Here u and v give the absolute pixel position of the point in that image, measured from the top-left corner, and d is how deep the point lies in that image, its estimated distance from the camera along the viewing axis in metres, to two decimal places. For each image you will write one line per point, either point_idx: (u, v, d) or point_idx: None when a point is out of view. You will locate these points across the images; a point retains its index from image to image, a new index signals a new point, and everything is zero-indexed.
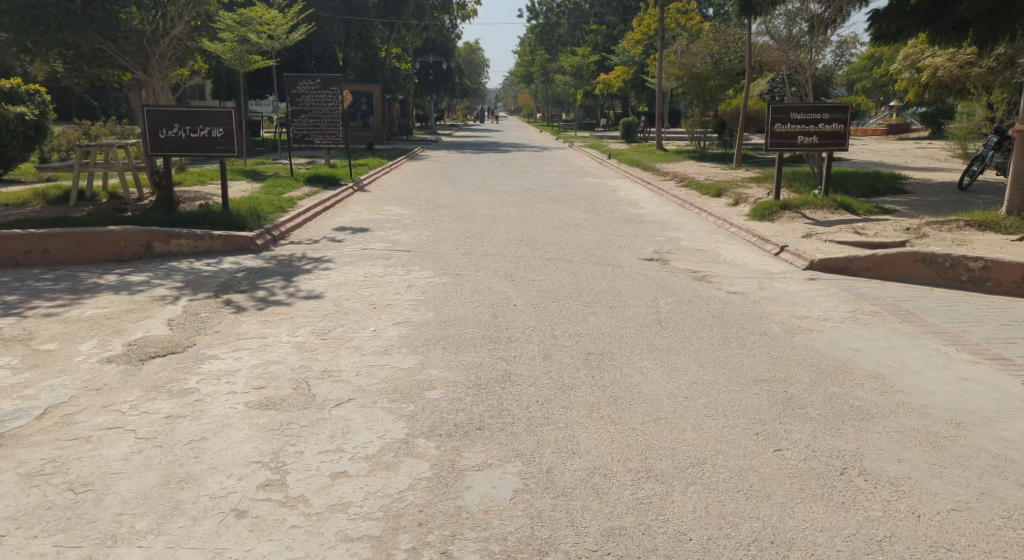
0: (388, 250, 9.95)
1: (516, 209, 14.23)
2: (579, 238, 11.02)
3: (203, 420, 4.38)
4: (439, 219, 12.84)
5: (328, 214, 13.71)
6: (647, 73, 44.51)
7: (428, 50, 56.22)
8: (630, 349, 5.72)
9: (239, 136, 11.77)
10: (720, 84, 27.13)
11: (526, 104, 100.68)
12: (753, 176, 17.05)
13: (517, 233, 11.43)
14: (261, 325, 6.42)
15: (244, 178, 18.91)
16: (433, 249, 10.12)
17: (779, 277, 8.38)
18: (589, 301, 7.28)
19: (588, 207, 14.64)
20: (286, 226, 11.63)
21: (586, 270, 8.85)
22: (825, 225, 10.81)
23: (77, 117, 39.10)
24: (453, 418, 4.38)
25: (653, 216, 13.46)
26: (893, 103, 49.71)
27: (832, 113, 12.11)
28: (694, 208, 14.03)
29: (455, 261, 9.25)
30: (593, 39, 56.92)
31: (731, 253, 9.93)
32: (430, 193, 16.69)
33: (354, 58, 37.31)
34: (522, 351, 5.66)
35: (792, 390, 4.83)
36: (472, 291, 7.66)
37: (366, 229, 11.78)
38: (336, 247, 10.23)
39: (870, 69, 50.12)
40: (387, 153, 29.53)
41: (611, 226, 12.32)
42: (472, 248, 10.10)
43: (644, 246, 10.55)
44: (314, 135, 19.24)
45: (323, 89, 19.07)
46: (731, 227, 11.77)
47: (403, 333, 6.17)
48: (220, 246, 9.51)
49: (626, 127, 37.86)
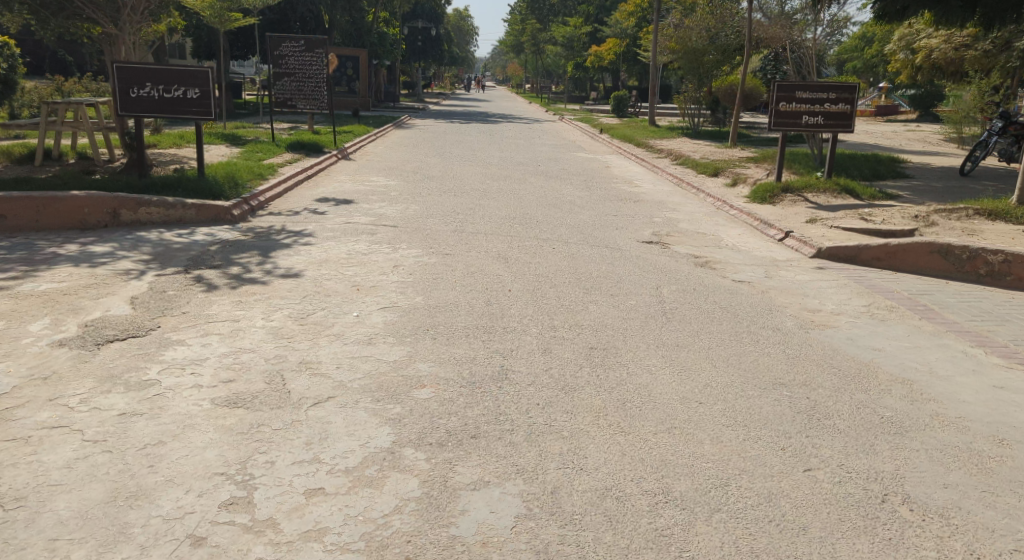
0: (373, 225, 9.41)
1: (508, 184, 13.70)
2: (574, 217, 10.52)
3: (162, 419, 3.88)
4: (427, 193, 12.29)
5: (311, 183, 13.14)
6: (640, 47, 43.75)
7: (416, 15, 55.02)
8: (635, 344, 5.28)
9: (216, 100, 11.17)
10: (716, 59, 26.53)
11: (516, 74, 99.48)
12: (751, 156, 16.60)
13: (509, 210, 10.93)
14: (233, 307, 5.90)
15: (224, 142, 18.19)
16: (421, 225, 9.60)
17: (785, 265, 7.97)
18: (589, 288, 6.83)
19: (581, 184, 14.14)
20: (266, 196, 11.04)
21: (583, 253, 8.40)
22: (829, 210, 10.41)
23: (52, 72, 37.91)
24: (445, 424, 3.93)
25: (650, 195, 12.98)
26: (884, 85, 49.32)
27: (839, 93, 11.62)
28: (691, 188, 13.57)
29: (444, 239, 8.74)
30: (586, 9, 55.85)
31: (733, 237, 9.52)
32: (417, 164, 16.09)
33: (340, 21, 36.24)
34: (519, 344, 5.21)
35: (815, 396, 4.41)
36: (463, 273, 7.18)
37: (351, 201, 11.22)
38: (318, 220, 9.67)
39: (863, 48, 49.48)
40: (373, 120, 28.77)
41: (606, 205, 11.84)
42: (462, 225, 9.60)
43: (642, 228, 10.10)
44: (298, 99, 18.50)
45: (307, 51, 18.29)
46: (731, 210, 11.33)
47: (389, 320, 5.70)
48: (193, 216, 8.91)
49: (617, 101, 37.19)
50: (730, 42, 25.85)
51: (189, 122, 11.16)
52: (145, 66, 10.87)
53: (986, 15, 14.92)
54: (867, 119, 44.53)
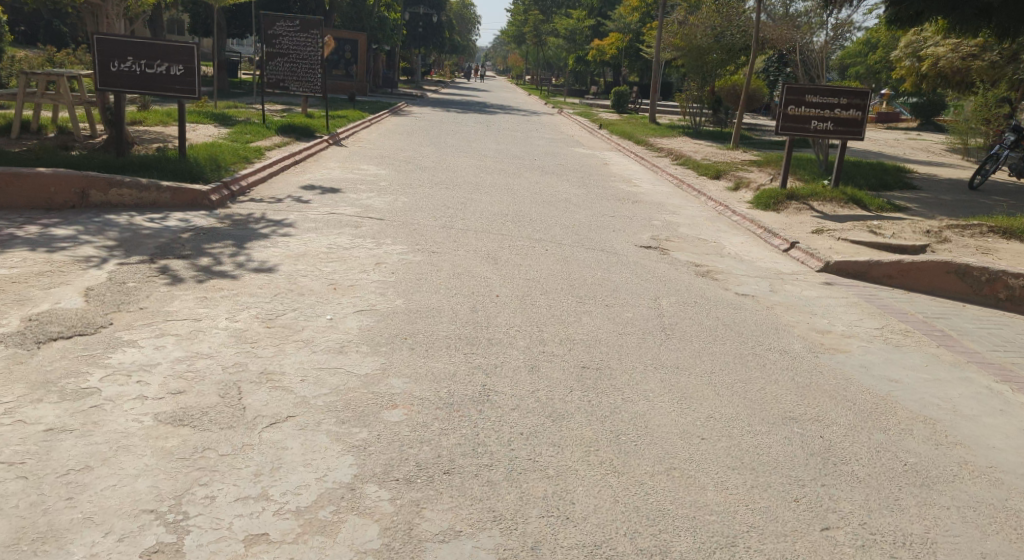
0: (358, 217, 8.93)
1: (503, 178, 13.23)
2: (570, 217, 10.06)
3: (93, 438, 3.39)
4: (418, 184, 11.81)
5: (298, 169, 12.63)
6: (643, 43, 43.20)
7: (418, 1, 54.33)
8: (631, 365, 4.84)
9: (201, 78, 10.65)
10: (720, 58, 26.02)
11: (516, 64, 98.78)
12: (753, 159, 16.16)
13: (501, 206, 10.46)
14: (197, 303, 5.41)
15: (212, 122, 17.63)
16: (408, 219, 9.13)
17: (791, 279, 7.55)
18: (583, 296, 6.38)
19: (578, 181, 13.68)
20: (249, 180, 10.53)
21: (578, 256, 7.95)
22: (836, 220, 9.99)
23: (43, 42, 37.08)
24: (416, 455, 3.48)
25: (649, 196, 12.54)
26: (886, 92, 48.89)
27: (851, 98, 11.19)
28: (692, 191, 13.13)
29: (431, 236, 8.27)
30: (590, 2, 55.14)
31: (735, 245, 9.08)
32: (410, 153, 15.60)
33: (341, 3, 35.53)
34: (503, 359, 4.77)
35: (830, 435, 3.98)
36: (449, 275, 6.72)
37: (337, 190, 10.73)
38: (301, 209, 9.18)
39: (867, 54, 48.97)
40: (369, 106, 28.20)
41: (603, 205, 11.39)
42: (452, 221, 9.13)
43: (640, 231, 9.65)
44: (290, 81, 17.93)
45: (302, 31, 17.72)
46: (733, 215, 10.90)
47: (365, 325, 5.24)
48: (168, 200, 8.40)
49: (617, 96, 36.73)
50: (735, 41, 25.40)
51: (172, 100, 10.62)
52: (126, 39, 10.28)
53: (1003, 25, 14.49)
54: (867, 126, 44.16)
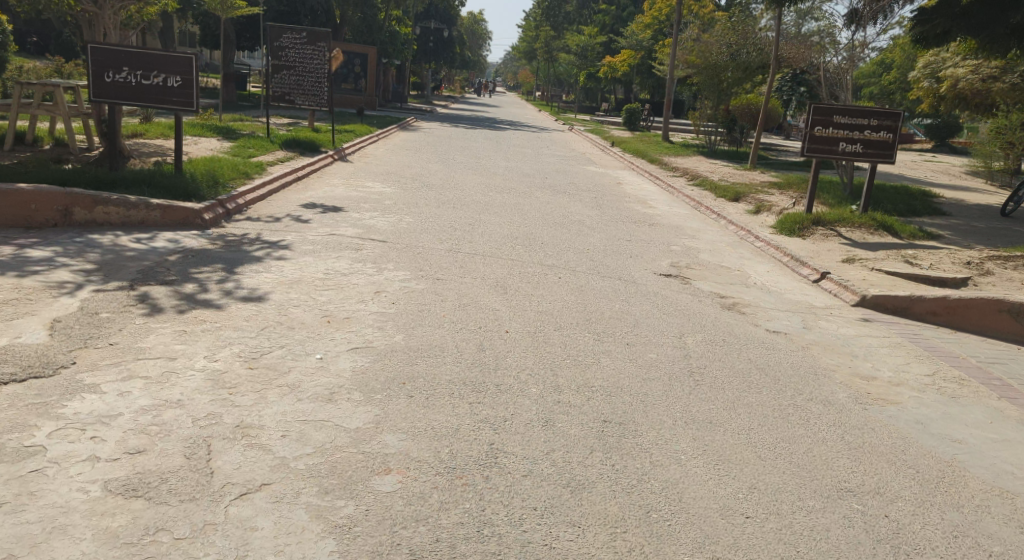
0: (359, 239, 8.42)
1: (513, 197, 12.71)
2: (583, 241, 9.53)
3: (26, 516, 2.82)
4: (424, 203, 11.32)
5: (300, 186, 12.15)
6: (655, 60, 42.81)
7: (429, 16, 54.27)
8: (658, 419, 4.29)
9: (199, 90, 10.25)
10: (736, 76, 25.47)
11: (527, 81, 98.82)
12: (772, 181, 15.60)
13: (511, 228, 9.93)
14: (174, 337, 4.85)
15: (216, 135, 17.20)
16: (412, 241, 8.61)
17: (826, 315, 6.96)
18: (600, 333, 5.83)
19: (591, 201, 13.16)
20: (247, 197, 10.05)
21: (593, 286, 7.40)
22: (867, 249, 9.42)
23: (53, 52, 36.93)
24: (411, 541, 2.92)
25: (666, 218, 11.99)
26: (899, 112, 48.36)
27: (880, 120, 10.67)
28: (711, 214, 12.58)
29: (436, 261, 7.74)
30: (601, 19, 54.87)
31: (760, 275, 8.51)
32: (417, 171, 15.12)
33: (351, 16, 35.30)
34: (514, 411, 4.22)
35: (896, 515, 3.42)
36: (454, 305, 6.19)
37: (340, 209, 10.24)
38: (300, 230, 8.68)
39: (880, 74, 48.54)
40: (377, 120, 27.81)
41: (618, 228, 10.85)
42: (459, 245, 8.61)
43: (658, 257, 9.09)
44: (296, 94, 17.51)
45: (310, 44, 17.35)
46: (755, 241, 10.34)
47: (360, 366, 4.70)
48: (158, 218, 7.91)
49: (629, 113, 36.29)
50: (750, 59, 24.80)
51: (168, 112, 10.18)
52: (122, 49, 9.83)
53: None
54: None
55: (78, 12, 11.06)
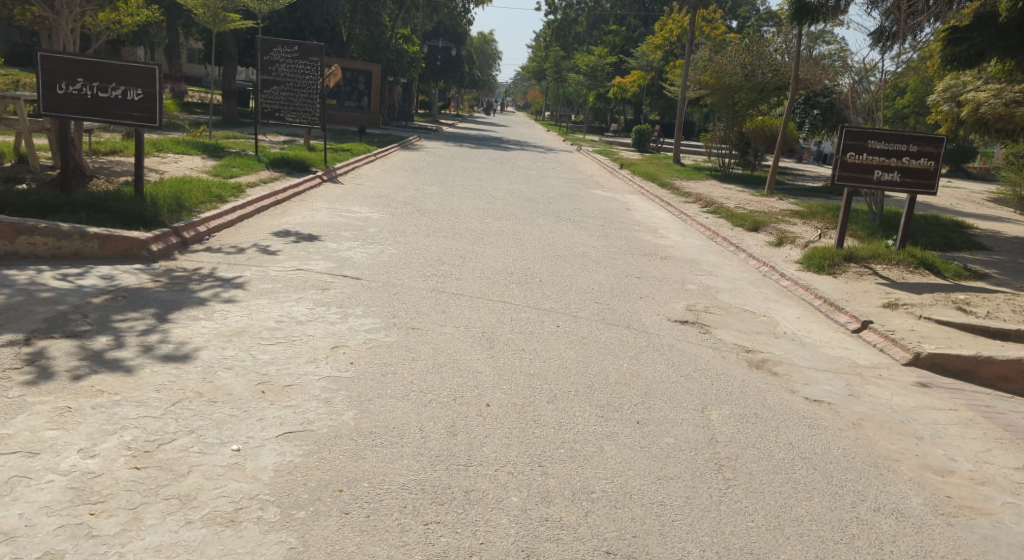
0: (328, 275, 7.35)
1: (513, 225, 11.67)
2: (586, 277, 8.46)
3: None
4: (413, 231, 10.28)
5: (280, 210, 11.17)
6: (665, 81, 42.00)
7: (437, 35, 53.80)
8: (681, 551, 3.19)
9: (163, 105, 9.26)
10: (751, 98, 24.23)
11: (536, 101, 98.40)
12: (794, 209, 14.48)
13: (506, 262, 8.86)
14: (51, 415, 3.76)
15: (200, 153, 16.25)
16: (391, 278, 7.54)
17: (875, 380, 5.84)
18: (605, 405, 4.71)
19: (596, 230, 12.12)
20: (213, 224, 9.03)
21: (597, 336, 6.31)
22: (909, 293, 8.31)
23: None
24: None
25: (679, 251, 10.93)
26: None
27: (920, 145, 9.58)
28: (728, 246, 11.47)
29: (414, 304, 6.66)
30: (611, 39, 54.08)
31: (790, 323, 7.39)
32: (413, 194, 14.11)
33: (356, 33, 34.66)
34: (486, 538, 3.13)
35: None
36: (427, 365, 5.11)
37: (316, 238, 9.20)
38: (264, 264, 7.63)
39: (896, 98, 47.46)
40: (378, 139, 26.93)
41: (625, 261, 9.78)
42: (443, 282, 7.53)
43: (670, 299, 7.99)
44: (287, 110, 16.59)
45: (301, 58, 16.42)
46: (780, 280, 9.25)
47: (287, 461, 3.59)
48: (95, 250, 6.90)
49: (638, 134, 35.37)
50: (766, 80, 23.79)
51: (128, 129, 9.24)
52: (75, 57, 8.94)
53: None
54: None
55: (36, 17, 10.14)
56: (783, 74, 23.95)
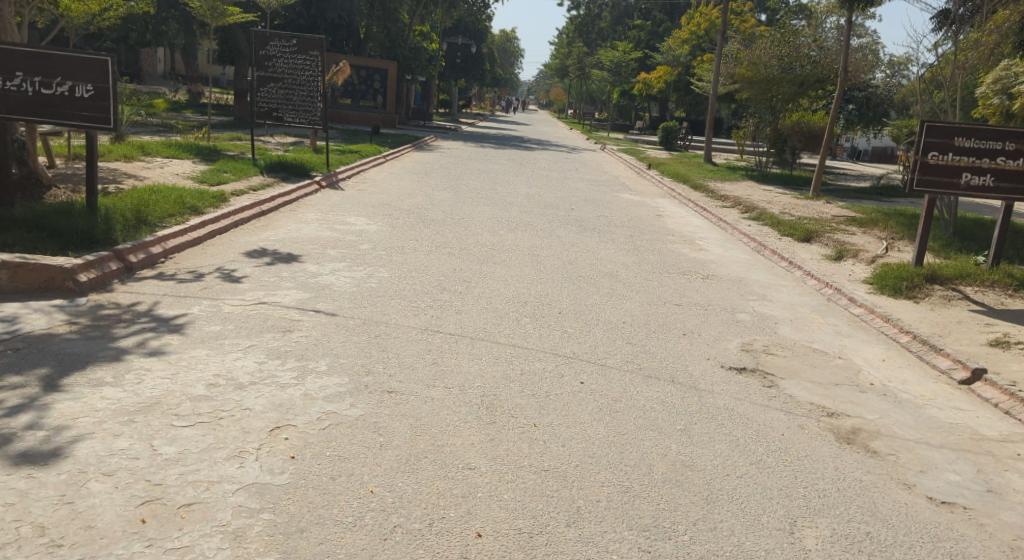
0: (298, 311, 5.96)
1: (531, 237, 10.22)
2: (615, 307, 7.01)
3: None
4: (414, 248, 8.88)
5: (266, 222, 9.84)
6: (693, 76, 40.32)
7: (458, 31, 52.60)
8: None
9: (118, 101, 7.92)
10: (791, 92, 22.28)
11: (559, 99, 96.91)
12: (847, 216, 12.89)
13: (519, 288, 7.42)
14: None
15: (191, 156, 15.01)
16: (378, 312, 6.13)
17: (1016, 465, 4.30)
18: (652, 529, 3.25)
19: (625, 241, 10.65)
20: (175, 242, 7.69)
21: (634, 396, 4.85)
22: (1016, 327, 6.74)
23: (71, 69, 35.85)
24: None
25: (721, 267, 9.42)
26: None
27: (1018, 143, 7.97)
28: (779, 261, 9.94)
29: (400, 352, 5.23)
30: (637, 34, 52.36)
31: (876, 371, 5.84)
32: (420, 200, 12.73)
33: (373, 30, 33.53)
34: None
35: None
36: (400, 459, 3.66)
37: (297, 259, 7.83)
38: (223, 295, 6.25)
39: None
40: (393, 139, 25.66)
41: (659, 283, 8.31)
42: (440, 318, 6.11)
43: (718, 336, 6.49)
44: (285, 110, 15.25)
45: (300, 53, 15.12)
46: (849, 306, 7.70)
47: None
48: (4, 282, 5.62)
49: (665, 132, 33.98)
50: (804, 73, 22.04)
51: (77, 130, 7.94)
52: (14, 48, 7.68)
53: None
54: None
55: None
56: (824, 66, 22.44)
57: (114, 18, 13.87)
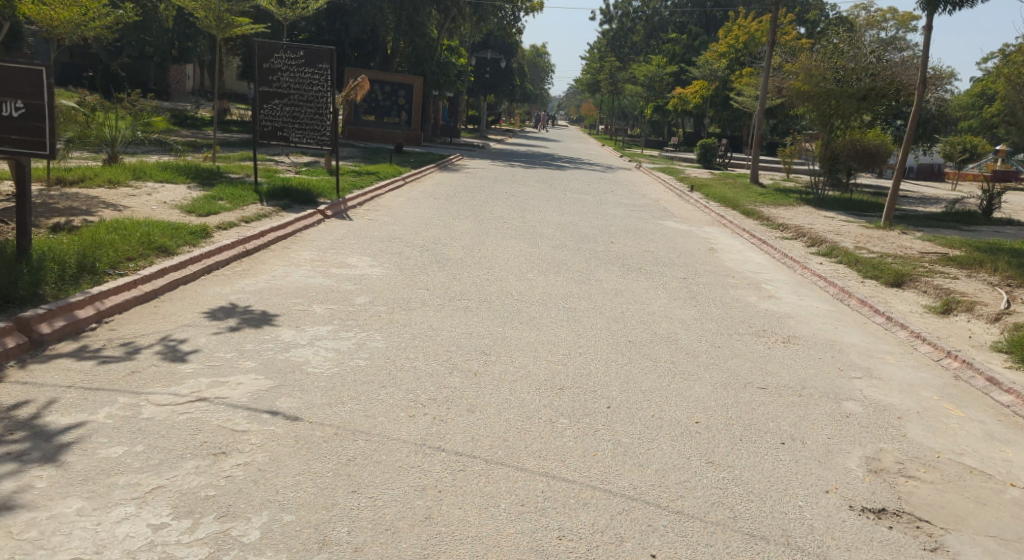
0: (250, 415, 4.28)
1: (565, 282, 8.53)
2: (678, 397, 5.28)
3: None
4: (422, 301, 7.23)
5: (250, 264, 8.24)
6: (733, 90, 38.47)
7: (487, 46, 51.31)
8: None
9: (56, 120, 6.37)
10: (853, 107, 20.21)
11: (589, 114, 95.67)
12: (938, 253, 11.02)
13: (551, 364, 5.71)
14: None
15: (187, 179, 13.53)
16: (363, 414, 4.45)
17: None
18: None
19: (676, 286, 8.88)
20: (118, 299, 6.07)
21: None
22: None
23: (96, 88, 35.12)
24: None
25: (802, 325, 7.62)
26: (1002, 148, 43.47)
27: None
28: (872, 316, 8.10)
29: (382, 496, 3.55)
30: (671, 48, 50.64)
31: None
32: (439, 232, 11.11)
33: (400, 44, 32.22)
34: None
35: None
36: None
37: (274, 320, 6.20)
38: (152, 384, 4.59)
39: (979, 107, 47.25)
40: (416, 159, 24.20)
41: (728, 351, 6.52)
42: (445, 423, 4.45)
43: (830, 448, 4.68)
44: (291, 128, 13.76)
45: (308, 66, 13.55)
46: (987, 390, 5.89)
47: None
48: None
49: (704, 149, 32.14)
50: (865, 86, 20.08)
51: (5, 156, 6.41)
52: None
53: None
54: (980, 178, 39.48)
55: None
56: (884, 79, 20.45)
57: (102, 27, 12.47)
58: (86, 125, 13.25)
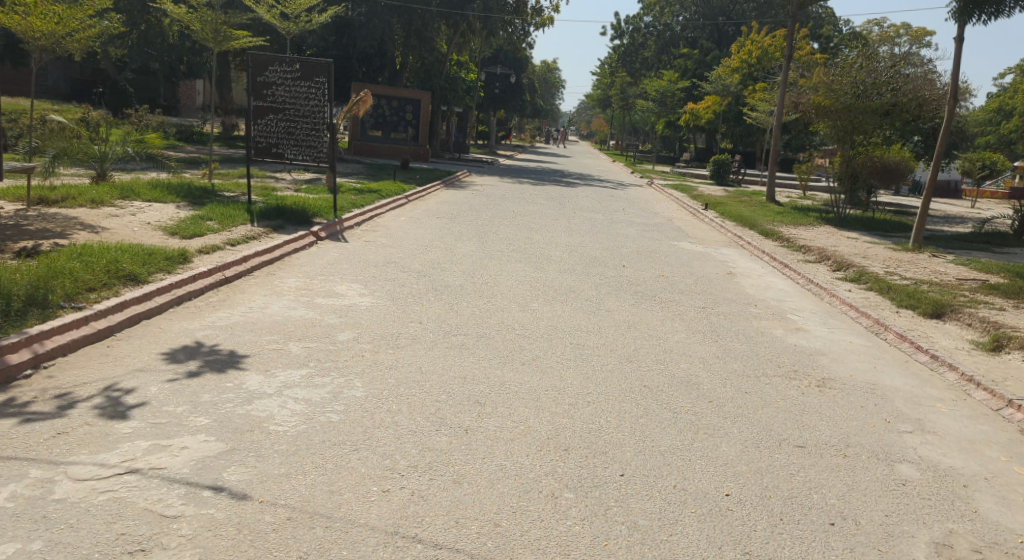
0: (189, 494, 3.53)
1: (573, 312, 7.77)
2: (701, 461, 4.48)
3: None
4: (413, 337, 6.47)
5: (227, 293, 7.52)
6: (746, 106, 37.76)
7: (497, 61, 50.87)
8: None
9: None
10: (874, 123, 19.38)
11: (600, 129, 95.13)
12: (977, 280, 10.19)
13: (553, 417, 4.94)
14: None
15: (178, 198, 12.91)
16: (326, 491, 3.68)
17: None
18: None
19: (694, 318, 8.09)
20: (63, 338, 5.36)
21: None
22: None
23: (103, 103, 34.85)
24: None
25: (837, 364, 6.83)
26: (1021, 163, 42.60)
27: None
28: (915, 353, 7.28)
29: None
30: (683, 63, 49.98)
31: None
32: (438, 256, 10.38)
33: (408, 59, 31.70)
34: None
35: None
36: None
37: (242, 362, 5.46)
38: (78, 450, 3.85)
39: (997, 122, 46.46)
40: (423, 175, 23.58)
41: (758, 398, 5.72)
42: (426, 502, 3.68)
43: (889, 531, 3.88)
44: (287, 145, 13.15)
45: (304, 79, 12.82)
46: None
47: None
48: None
49: (717, 165, 31.38)
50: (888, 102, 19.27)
51: None
52: None
53: None
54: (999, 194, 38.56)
55: None
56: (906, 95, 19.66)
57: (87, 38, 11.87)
58: (72, 140, 12.66)
